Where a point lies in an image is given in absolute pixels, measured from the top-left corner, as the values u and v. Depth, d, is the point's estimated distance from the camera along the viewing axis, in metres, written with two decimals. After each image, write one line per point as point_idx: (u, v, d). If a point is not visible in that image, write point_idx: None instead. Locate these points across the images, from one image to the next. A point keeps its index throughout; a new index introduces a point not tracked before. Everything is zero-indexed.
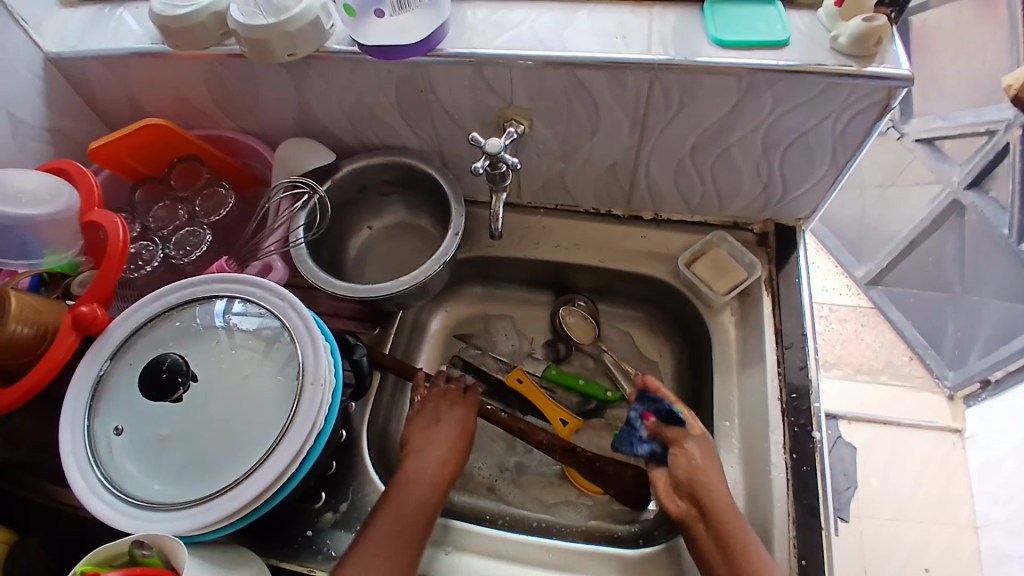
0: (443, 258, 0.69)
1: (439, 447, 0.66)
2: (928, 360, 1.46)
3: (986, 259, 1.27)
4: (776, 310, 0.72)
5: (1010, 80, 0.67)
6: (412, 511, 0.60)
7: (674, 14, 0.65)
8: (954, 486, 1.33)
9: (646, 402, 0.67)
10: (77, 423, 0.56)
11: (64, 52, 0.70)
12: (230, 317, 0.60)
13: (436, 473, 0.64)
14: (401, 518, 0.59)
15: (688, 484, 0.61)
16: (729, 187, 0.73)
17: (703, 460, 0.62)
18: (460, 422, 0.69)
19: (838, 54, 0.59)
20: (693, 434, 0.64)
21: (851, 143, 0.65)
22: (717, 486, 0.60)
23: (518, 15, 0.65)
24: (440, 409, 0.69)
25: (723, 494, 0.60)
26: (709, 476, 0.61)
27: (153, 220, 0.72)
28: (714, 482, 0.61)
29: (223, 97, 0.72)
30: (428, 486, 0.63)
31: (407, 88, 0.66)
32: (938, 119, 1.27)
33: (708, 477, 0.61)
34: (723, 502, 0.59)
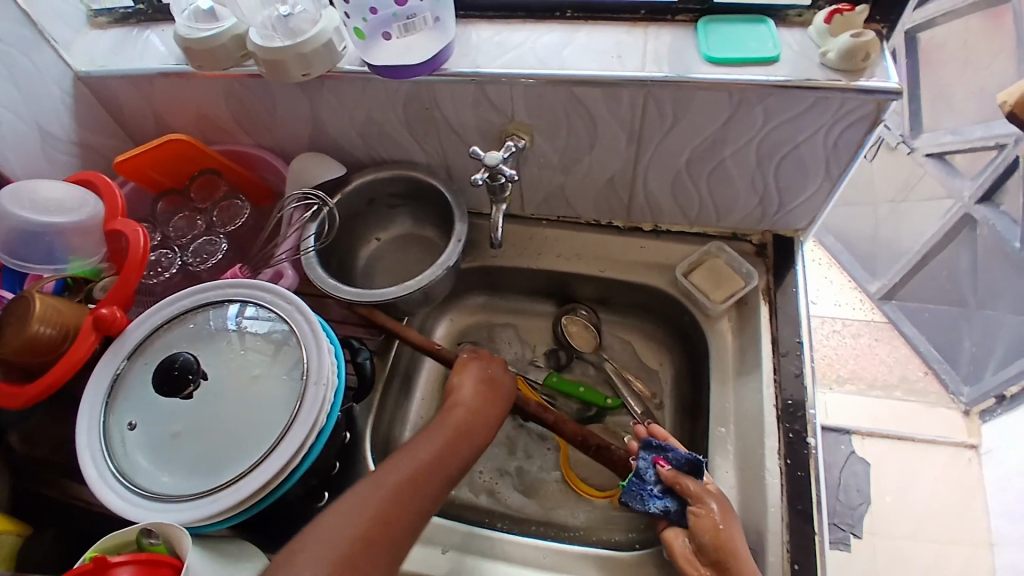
0: (445, 266, 0.71)
1: (476, 408, 0.65)
2: (943, 375, 1.45)
3: (1001, 273, 1.26)
4: (773, 319, 0.73)
5: (1005, 96, 0.64)
6: (424, 483, 0.56)
7: (670, 33, 0.67)
8: (970, 504, 1.31)
9: (654, 451, 0.65)
10: (94, 418, 0.60)
11: (93, 71, 0.75)
12: (241, 320, 0.63)
13: (461, 434, 0.62)
14: (409, 490, 0.55)
15: (713, 551, 0.58)
16: (727, 200, 0.75)
17: (723, 517, 0.60)
18: (507, 393, 0.69)
19: (827, 69, 0.61)
20: (711, 491, 0.62)
21: (844, 157, 0.66)
22: (738, 543, 0.58)
23: (519, 36, 0.68)
24: (487, 375, 0.69)
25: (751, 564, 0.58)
26: (731, 533, 0.59)
27: (173, 230, 0.76)
28: (734, 538, 0.59)
29: (241, 113, 0.77)
30: (448, 462, 0.59)
31: (413, 105, 0.70)
32: (949, 133, 1.25)
33: (730, 533, 0.59)
34: (752, 573, 0.57)
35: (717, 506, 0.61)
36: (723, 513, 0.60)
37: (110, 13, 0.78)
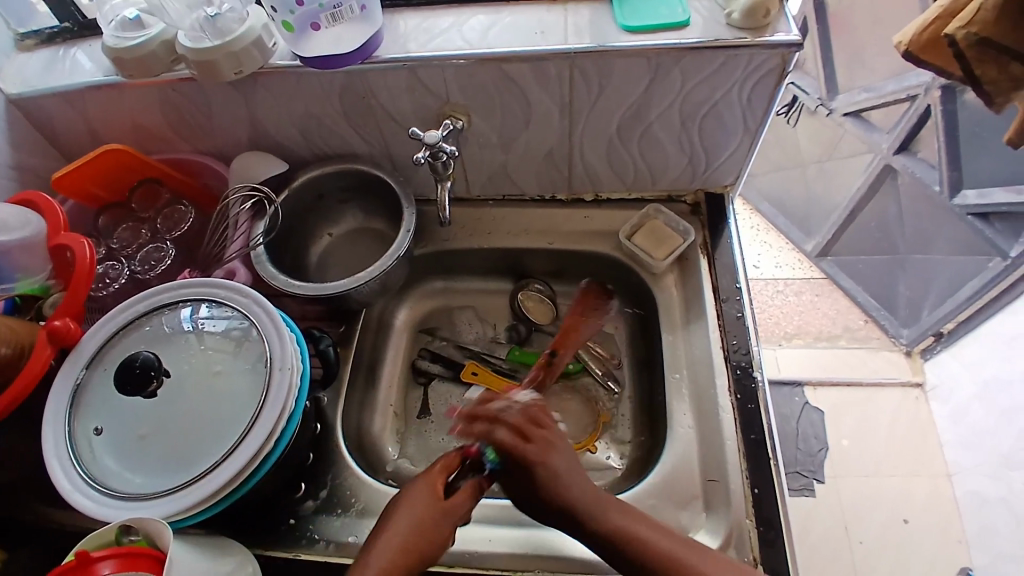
0: (396, 254, 0.73)
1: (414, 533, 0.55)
2: (882, 322, 1.53)
3: (924, 216, 1.34)
4: (712, 269, 0.78)
5: (899, 38, 0.69)
6: None
7: (588, 8, 0.71)
8: (922, 437, 1.39)
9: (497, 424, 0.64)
10: (58, 428, 0.59)
11: (25, 92, 0.74)
12: (197, 320, 0.64)
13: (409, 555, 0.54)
14: None
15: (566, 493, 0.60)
16: (658, 162, 0.80)
17: (660, 551, 0.53)
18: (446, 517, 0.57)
19: (733, 29, 0.66)
20: (629, 530, 0.55)
21: (758, 111, 0.71)
22: (688, 556, 0.53)
23: (446, 21, 0.71)
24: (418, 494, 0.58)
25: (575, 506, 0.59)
26: (674, 552, 0.53)
27: (118, 241, 0.76)
28: (679, 559, 0.53)
29: (178, 120, 0.77)
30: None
31: (350, 96, 0.72)
32: (864, 90, 1.34)
33: (680, 557, 0.53)
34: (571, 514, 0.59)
35: (640, 541, 0.54)
36: (652, 544, 0.54)
37: (37, 35, 0.78)
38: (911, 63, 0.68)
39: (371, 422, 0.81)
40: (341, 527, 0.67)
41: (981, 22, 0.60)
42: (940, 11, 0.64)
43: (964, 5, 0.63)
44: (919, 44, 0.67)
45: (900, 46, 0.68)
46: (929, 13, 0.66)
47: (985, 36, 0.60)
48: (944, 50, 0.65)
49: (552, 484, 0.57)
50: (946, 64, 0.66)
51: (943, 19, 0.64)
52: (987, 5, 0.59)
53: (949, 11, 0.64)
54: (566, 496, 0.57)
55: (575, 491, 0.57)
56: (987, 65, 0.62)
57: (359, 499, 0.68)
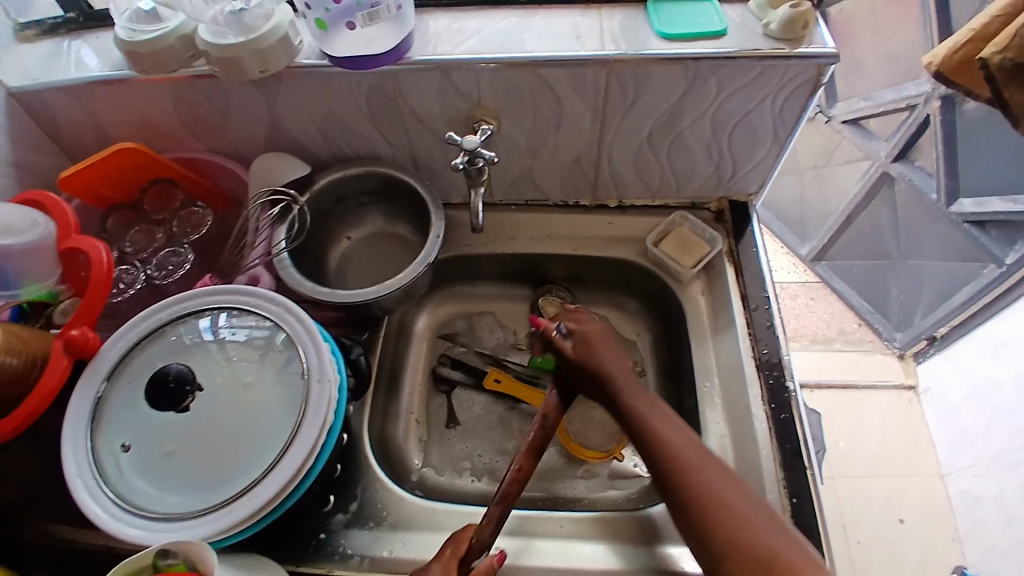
0: (426, 260, 0.71)
1: None
2: (875, 324, 1.57)
3: (919, 223, 1.37)
4: (739, 277, 0.78)
5: (930, 57, 0.73)
6: None
7: (622, 13, 0.70)
8: (915, 439, 1.42)
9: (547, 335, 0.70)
10: (80, 447, 0.56)
11: (27, 85, 0.70)
12: (218, 330, 0.61)
13: None
14: None
15: (585, 346, 0.67)
16: (684, 169, 0.79)
17: (680, 456, 0.57)
18: None
19: (770, 39, 0.65)
20: (663, 436, 0.59)
21: (789, 122, 0.71)
22: (723, 491, 0.53)
23: (478, 23, 0.69)
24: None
25: (617, 363, 0.65)
26: (693, 466, 0.56)
27: (131, 244, 0.73)
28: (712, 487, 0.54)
29: (192, 119, 0.74)
30: None
31: (377, 97, 0.69)
32: (862, 99, 1.37)
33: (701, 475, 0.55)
34: (622, 376, 0.64)
35: (660, 439, 0.59)
36: (680, 457, 0.56)
37: (39, 25, 0.74)
38: (938, 81, 0.73)
39: (394, 431, 0.79)
40: (372, 541, 0.65)
41: (1016, 48, 0.62)
42: (972, 34, 0.68)
43: (996, 30, 0.66)
44: (949, 66, 0.70)
45: (930, 66, 0.72)
46: (960, 36, 0.69)
47: (1020, 61, 0.63)
48: (974, 70, 0.69)
49: (600, 372, 0.65)
50: (974, 84, 0.71)
51: (975, 42, 0.68)
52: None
53: (981, 35, 0.67)
54: (602, 372, 0.65)
55: (615, 364, 0.65)
56: (1015, 89, 0.64)
57: (390, 512, 0.67)
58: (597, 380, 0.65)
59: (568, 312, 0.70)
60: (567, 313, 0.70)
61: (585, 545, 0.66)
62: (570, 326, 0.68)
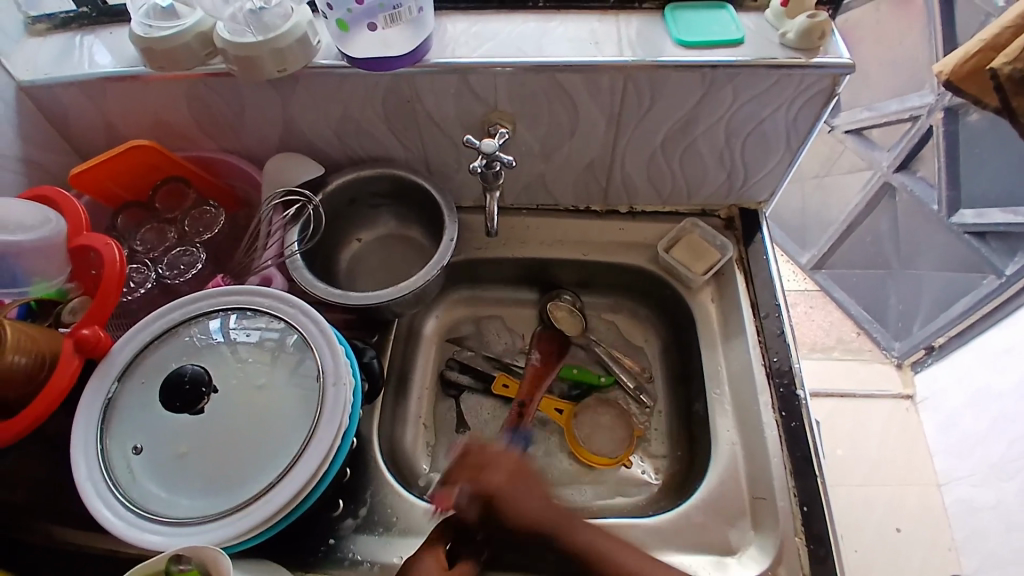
0: (439, 264, 0.70)
1: None
2: (874, 333, 1.58)
3: (919, 233, 1.38)
4: (749, 285, 0.79)
5: (940, 67, 0.74)
6: None
7: (639, 20, 0.70)
8: (913, 447, 1.43)
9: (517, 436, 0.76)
10: (90, 448, 0.55)
11: (38, 80, 0.69)
12: (229, 331, 0.61)
13: None
14: None
15: (487, 488, 0.62)
16: (696, 176, 0.79)
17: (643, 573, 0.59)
18: None
19: (787, 48, 0.66)
20: (571, 536, 0.61)
21: (802, 131, 0.72)
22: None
23: (496, 27, 0.69)
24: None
25: (535, 505, 0.62)
26: (594, 547, 0.61)
27: (141, 243, 0.72)
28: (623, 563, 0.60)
29: (205, 118, 0.73)
30: None
31: (393, 99, 0.69)
32: (865, 109, 1.39)
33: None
34: (541, 512, 0.62)
35: (570, 538, 0.62)
36: (594, 545, 0.61)
37: (50, 19, 0.73)
38: (949, 90, 0.73)
39: (403, 434, 0.79)
40: (382, 546, 0.65)
41: None
42: (982, 45, 0.69)
43: (1006, 40, 0.67)
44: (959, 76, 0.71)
45: (940, 75, 0.73)
46: (970, 46, 0.70)
47: None
48: (984, 80, 0.70)
49: (510, 518, 0.62)
50: (982, 94, 0.72)
51: (984, 53, 0.69)
52: None
53: (991, 45, 0.68)
54: (526, 519, 0.62)
55: (532, 506, 0.62)
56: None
57: (400, 517, 0.67)
58: (524, 526, 0.62)
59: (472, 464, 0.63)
60: (468, 466, 0.63)
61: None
62: (476, 490, 0.62)
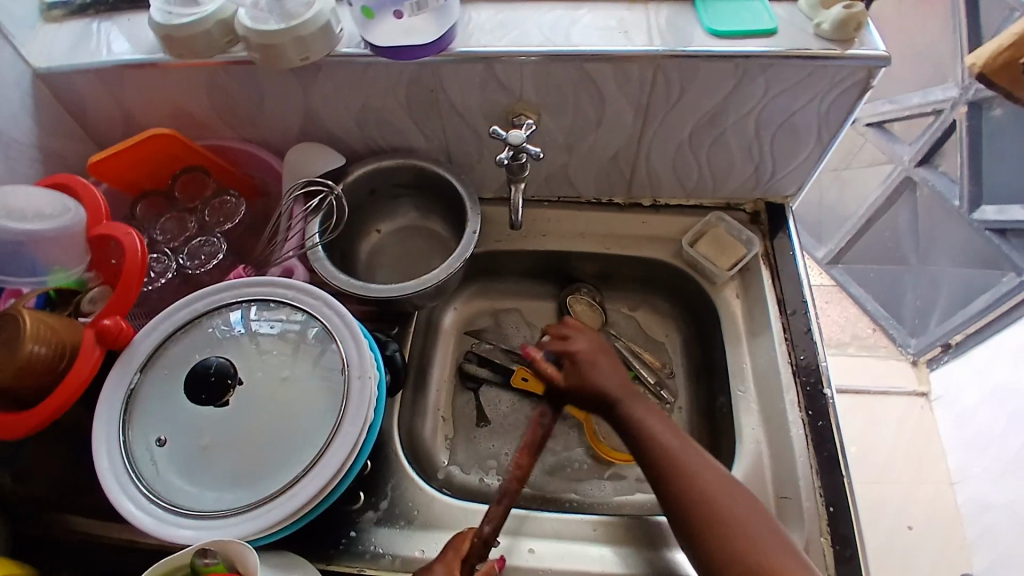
0: (462, 256, 0.69)
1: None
2: (890, 330, 1.56)
3: (939, 229, 1.36)
4: (775, 280, 0.77)
5: (975, 59, 0.71)
6: None
7: (669, 9, 0.68)
8: (927, 446, 1.42)
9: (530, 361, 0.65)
10: (113, 440, 0.55)
11: (55, 66, 0.68)
12: (250, 322, 0.60)
13: None
14: None
15: (579, 354, 0.63)
16: (723, 169, 0.78)
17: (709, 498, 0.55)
18: None
19: (822, 39, 0.64)
20: (653, 435, 0.59)
21: (833, 124, 0.70)
22: (722, 500, 0.55)
23: (522, 15, 0.68)
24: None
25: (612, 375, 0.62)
26: (678, 456, 0.57)
27: (161, 232, 0.71)
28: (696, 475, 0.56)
29: (224, 106, 0.72)
30: None
31: (417, 89, 0.68)
32: (886, 102, 1.37)
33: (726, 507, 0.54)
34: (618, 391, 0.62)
35: (647, 433, 0.59)
36: (673, 453, 0.58)
37: (67, 4, 0.72)
38: (983, 84, 0.70)
39: (422, 427, 0.78)
40: (404, 540, 0.64)
41: None
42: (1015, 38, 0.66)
43: None
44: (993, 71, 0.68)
45: (974, 67, 0.70)
46: (1003, 39, 0.68)
47: None
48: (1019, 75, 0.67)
49: (596, 393, 0.62)
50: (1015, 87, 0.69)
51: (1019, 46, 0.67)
52: None
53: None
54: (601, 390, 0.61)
55: (612, 384, 0.62)
56: None
57: (422, 511, 0.66)
58: (598, 399, 0.62)
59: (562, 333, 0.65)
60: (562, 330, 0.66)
61: (593, 547, 0.65)
62: (559, 349, 0.64)
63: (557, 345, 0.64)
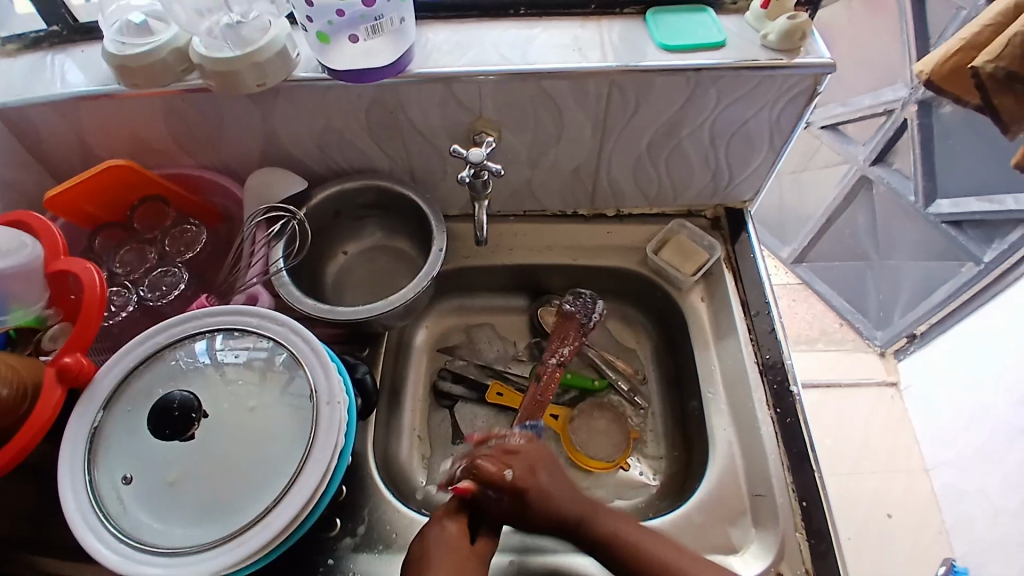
0: (429, 274, 0.69)
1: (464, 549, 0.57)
2: (857, 324, 1.61)
3: (898, 224, 1.40)
4: (738, 283, 0.79)
5: (920, 66, 0.75)
6: None
7: (621, 24, 0.70)
8: (899, 436, 1.45)
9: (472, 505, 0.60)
10: (78, 481, 0.54)
11: (9, 101, 0.67)
12: (215, 352, 0.59)
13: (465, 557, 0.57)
14: None
15: (518, 471, 0.60)
16: (683, 177, 0.79)
17: (652, 551, 0.58)
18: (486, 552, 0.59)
19: (768, 50, 0.66)
20: (559, 510, 0.59)
21: (785, 131, 0.72)
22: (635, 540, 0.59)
23: (478, 35, 0.69)
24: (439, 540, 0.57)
25: (554, 485, 0.61)
26: (603, 522, 0.60)
27: (120, 265, 0.71)
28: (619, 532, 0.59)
29: (183, 134, 0.71)
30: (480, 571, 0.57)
31: (377, 110, 0.68)
32: (839, 105, 1.41)
33: (679, 566, 0.57)
34: (563, 501, 0.60)
35: (574, 516, 0.60)
36: (602, 526, 0.59)
37: (19, 38, 0.71)
38: (929, 90, 0.74)
39: (397, 447, 0.78)
40: (383, 564, 0.64)
41: (1010, 57, 0.64)
42: (963, 44, 0.70)
43: (986, 39, 0.68)
44: (940, 75, 0.72)
45: (922, 74, 0.74)
46: (952, 44, 0.71)
47: (1013, 71, 0.64)
48: (965, 79, 0.71)
49: (546, 506, 0.59)
50: (962, 92, 0.73)
51: (965, 52, 0.70)
52: (1015, 41, 0.63)
53: (971, 44, 0.69)
54: (556, 511, 0.59)
55: (564, 499, 0.60)
56: (1006, 98, 0.66)
57: (401, 534, 0.66)
58: (553, 522, 0.60)
59: (500, 450, 0.62)
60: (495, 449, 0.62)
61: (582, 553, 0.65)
62: (502, 474, 0.60)
63: (495, 453, 0.61)
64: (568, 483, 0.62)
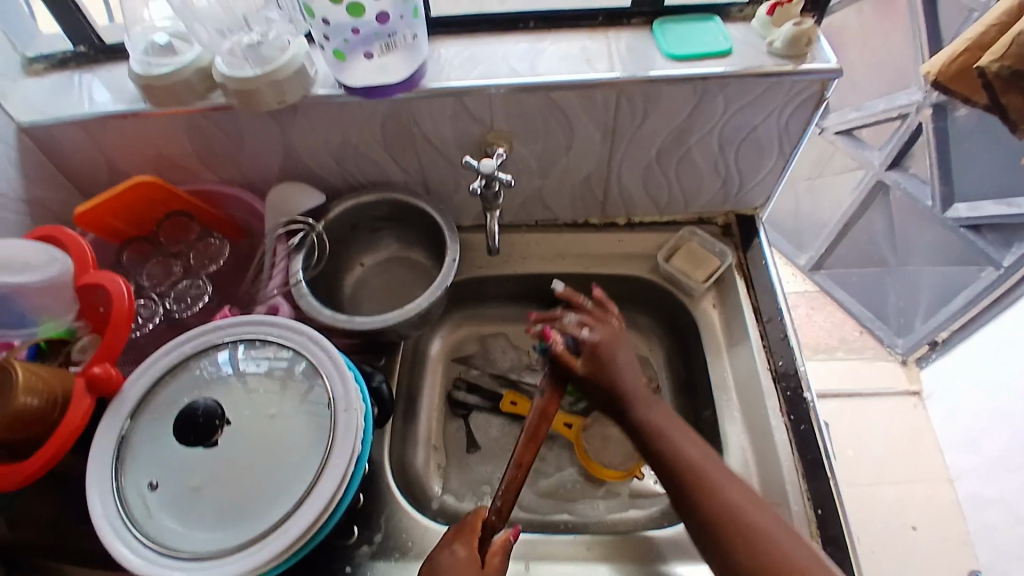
0: (443, 284, 0.70)
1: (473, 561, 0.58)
2: (877, 331, 1.59)
3: (915, 229, 1.39)
4: (750, 290, 0.79)
5: (928, 68, 0.75)
6: None
7: (629, 36, 0.71)
8: (922, 445, 1.43)
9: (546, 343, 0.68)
10: (105, 487, 0.56)
11: (37, 120, 0.70)
12: (237, 362, 0.61)
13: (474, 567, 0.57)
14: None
15: (596, 350, 0.66)
16: (693, 185, 0.80)
17: (696, 466, 0.58)
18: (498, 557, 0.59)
19: (775, 57, 0.67)
20: (676, 449, 0.60)
21: (794, 137, 0.73)
22: (745, 510, 0.56)
23: (489, 49, 0.71)
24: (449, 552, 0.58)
25: (630, 375, 0.65)
26: (703, 475, 0.58)
27: (148, 277, 0.73)
28: (722, 490, 0.57)
29: (205, 150, 0.74)
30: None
31: (391, 124, 0.70)
32: (853, 110, 1.40)
33: (729, 497, 0.56)
34: (631, 386, 0.64)
35: (666, 437, 0.61)
36: (692, 462, 0.59)
37: (47, 59, 0.74)
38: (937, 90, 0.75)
39: (413, 455, 0.79)
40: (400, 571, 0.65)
41: (1012, 57, 0.64)
42: (969, 44, 0.70)
43: (993, 40, 0.68)
44: (947, 75, 0.73)
45: (929, 75, 0.74)
46: (959, 44, 0.72)
47: (1017, 70, 0.65)
48: (972, 79, 0.71)
49: (613, 385, 0.65)
50: (970, 91, 0.73)
51: (971, 52, 0.70)
52: (1020, 42, 0.63)
53: (977, 45, 0.69)
54: (617, 385, 0.65)
55: (629, 378, 0.65)
56: (1011, 96, 0.67)
57: (417, 542, 0.66)
58: (611, 394, 0.65)
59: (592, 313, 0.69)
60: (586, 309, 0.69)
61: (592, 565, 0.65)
62: (582, 336, 0.66)
63: (584, 322, 0.68)
64: (636, 372, 0.66)
